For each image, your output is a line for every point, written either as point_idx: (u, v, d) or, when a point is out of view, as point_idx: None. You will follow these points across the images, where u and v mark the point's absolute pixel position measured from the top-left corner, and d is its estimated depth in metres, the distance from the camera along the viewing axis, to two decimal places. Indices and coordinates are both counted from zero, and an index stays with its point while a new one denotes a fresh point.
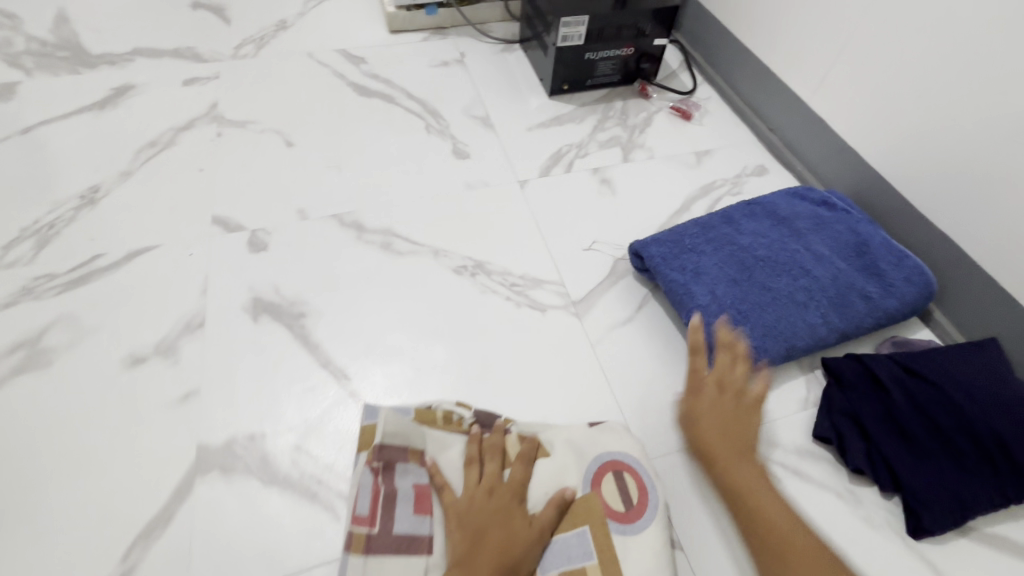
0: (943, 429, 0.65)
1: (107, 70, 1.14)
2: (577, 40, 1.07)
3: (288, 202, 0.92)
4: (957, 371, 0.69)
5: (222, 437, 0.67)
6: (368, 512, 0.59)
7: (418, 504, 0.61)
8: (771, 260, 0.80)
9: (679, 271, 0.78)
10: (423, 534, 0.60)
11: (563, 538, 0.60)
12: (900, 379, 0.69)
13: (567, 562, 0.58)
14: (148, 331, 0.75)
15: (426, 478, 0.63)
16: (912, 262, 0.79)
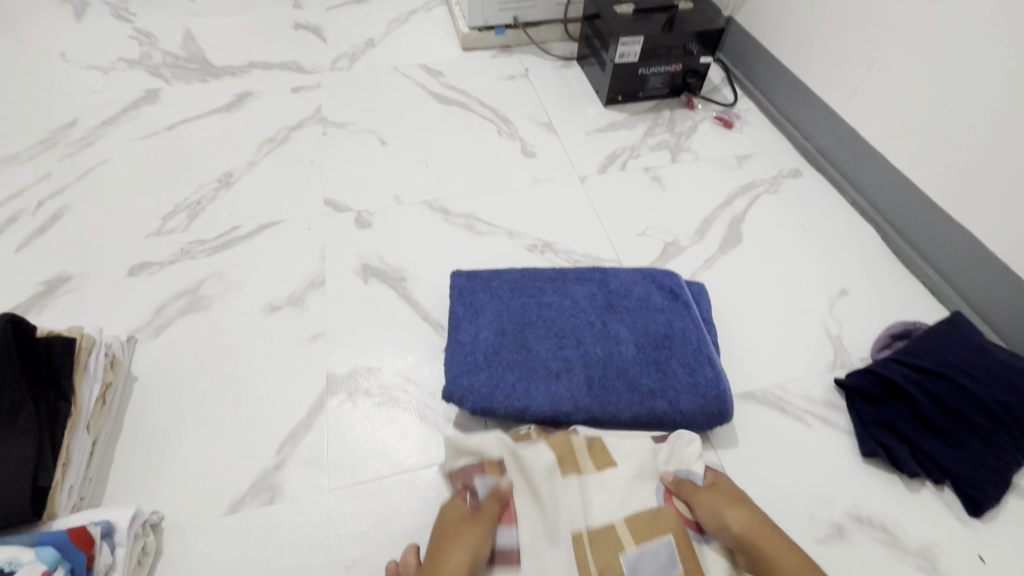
0: (962, 412, 0.72)
1: (229, 80, 1.35)
2: (632, 57, 1.23)
3: (386, 190, 1.10)
4: (954, 359, 0.76)
5: (346, 369, 0.82)
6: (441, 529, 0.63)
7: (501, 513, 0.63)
8: (639, 321, 0.80)
9: (585, 328, 0.79)
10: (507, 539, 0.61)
11: (649, 549, 0.61)
12: (908, 375, 0.76)
13: (657, 572, 0.59)
14: (280, 286, 0.92)
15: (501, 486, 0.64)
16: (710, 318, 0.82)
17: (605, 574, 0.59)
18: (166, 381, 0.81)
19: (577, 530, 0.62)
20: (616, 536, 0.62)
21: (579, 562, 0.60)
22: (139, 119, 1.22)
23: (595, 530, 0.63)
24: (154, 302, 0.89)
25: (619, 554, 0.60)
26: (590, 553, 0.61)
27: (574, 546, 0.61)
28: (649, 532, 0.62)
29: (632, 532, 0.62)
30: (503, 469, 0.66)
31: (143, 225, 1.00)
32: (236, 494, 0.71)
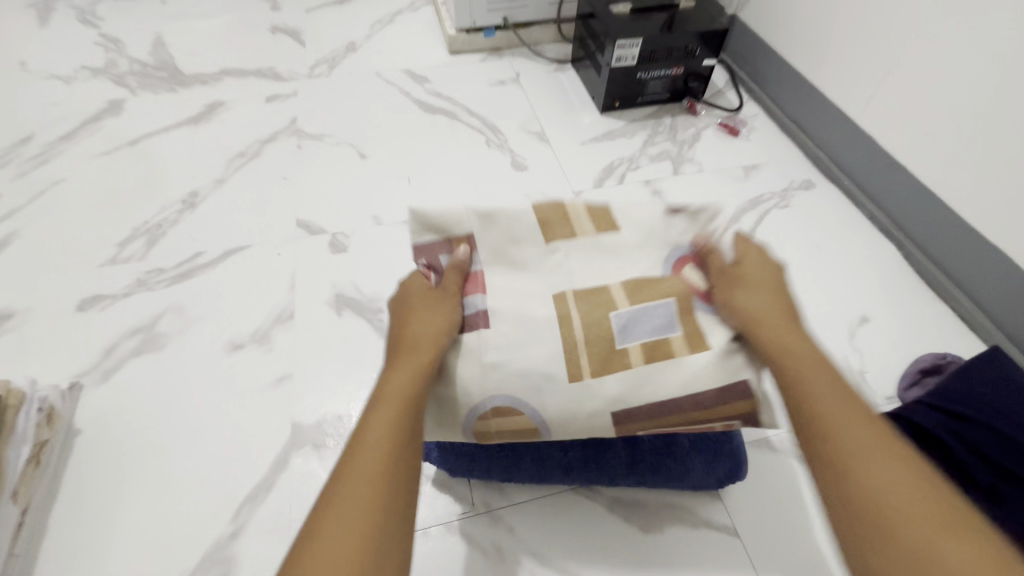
0: (1009, 468, 0.64)
1: (199, 88, 1.26)
2: (629, 61, 1.14)
3: (364, 209, 1.01)
4: (996, 405, 0.68)
5: (313, 417, 0.74)
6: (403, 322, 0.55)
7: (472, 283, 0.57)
8: None
9: None
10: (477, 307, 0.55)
11: (645, 308, 0.54)
12: (946, 423, 0.67)
13: (651, 333, 0.54)
14: (245, 321, 0.84)
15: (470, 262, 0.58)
16: None
17: (593, 334, 0.53)
18: (114, 434, 0.73)
19: (560, 293, 0.56)
20: (609, 296, 0.55)
21: (561, 317, 0.54)
22: (100, 133, 1.14)
23: (583, 299, 0.55)
24: (104, 341, 0.81)
25: (609, 312, 0.54)
26: (585, 363, 0.53)
27: (555, 305, 0.55)
28: (650, 290, 0.55)
29: (629, 288, 0.55)
30: (473, 243, 0.59)
31: (97, 252, 0.92)
32: (186, 570, 0.63)
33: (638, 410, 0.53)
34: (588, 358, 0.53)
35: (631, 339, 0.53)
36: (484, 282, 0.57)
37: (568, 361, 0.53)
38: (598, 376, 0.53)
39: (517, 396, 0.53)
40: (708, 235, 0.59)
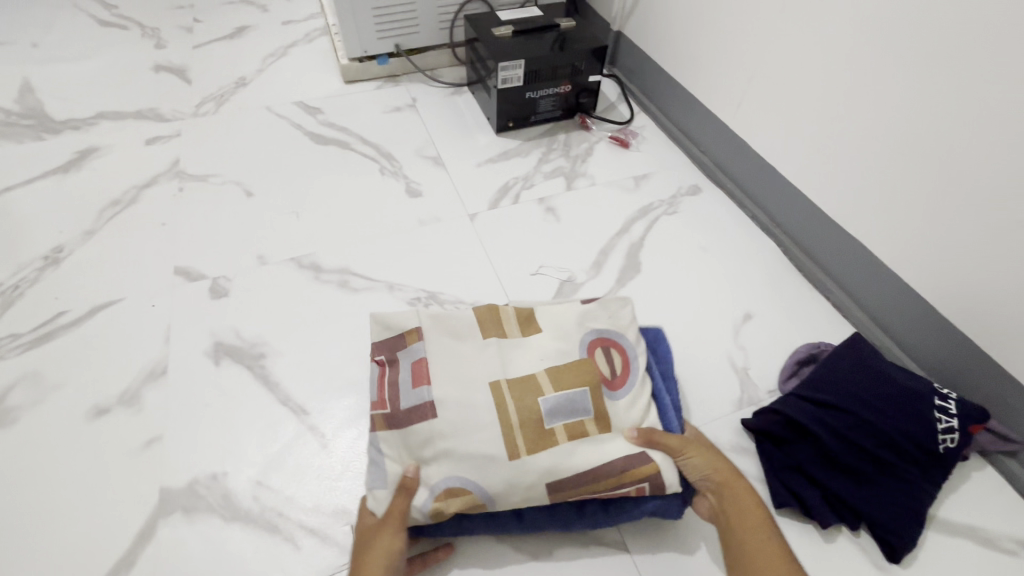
0: (869, 449, 0.67)
1: (71, 135, 1.19)
2: (516, 82, 1.16)
3: (249, 249, 0.97)
4: (856, 389, 0.71)
5: (184, 479, 0.69)
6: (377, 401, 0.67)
7: (417, 379, 0.67)
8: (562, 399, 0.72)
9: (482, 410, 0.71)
10: (425, 400, 0.65)
11: (566, 397, 0.65)
12: (813, 411, 0.70)
13: (571, 417, 0.65)
14: (111, 382, 0.78)
15: (420, 354, 0.69)
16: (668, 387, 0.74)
17: (525, 418, 0.63)
18: None
19: (495, 381, 0.67)
20: (536, 384, 0.67)
21: (497, 402, 0.65)
22: None
23: (515, 391, 0.66)
24: None
25: (539, 398, 0.65)
26: (522, 442, 0.62)
27: (492, 393, 0.65)
28: (566, 381, 0.67)
29: (552, 380, 0.67)
30: (423, 335, 0.71)
31: None
32: None
33: (566, 478, 0.62)
34: (523, 436, 0.63)
35: (556, 422, 0.64)
36: (428, 373, 0.67)
37: (507, 442, 0.62)
38: (532, 452, 0.62)
39: (467, 478, 0.61)
40: (606, 341, 0.72)
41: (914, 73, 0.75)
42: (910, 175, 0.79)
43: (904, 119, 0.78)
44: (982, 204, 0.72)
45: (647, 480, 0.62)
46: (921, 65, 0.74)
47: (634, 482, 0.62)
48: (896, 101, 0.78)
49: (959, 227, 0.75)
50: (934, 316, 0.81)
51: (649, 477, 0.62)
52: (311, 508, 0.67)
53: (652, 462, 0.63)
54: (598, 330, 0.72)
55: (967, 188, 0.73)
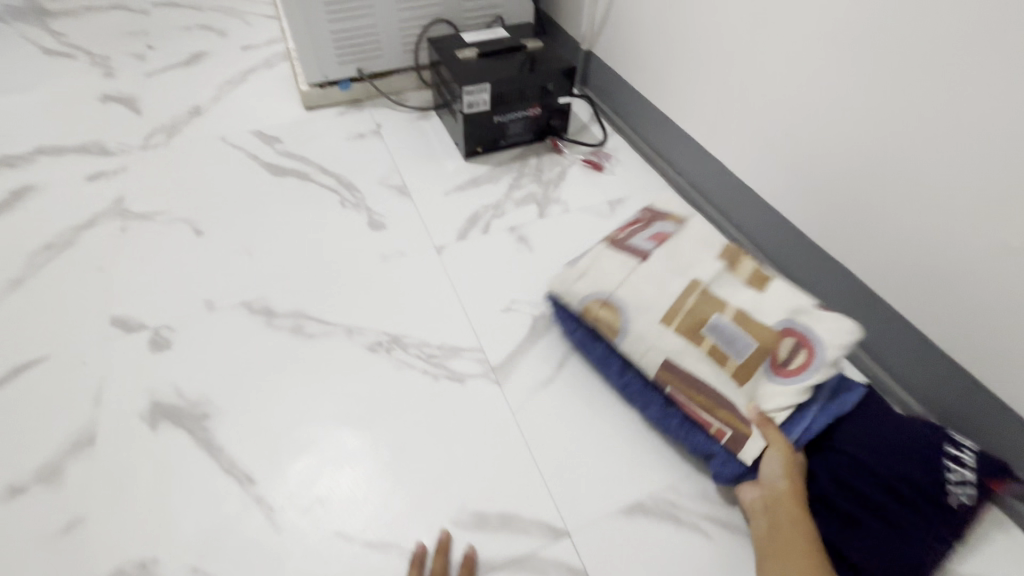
0: (870, 498, 0.62)
1: (5, 173, 1.10)
2: (483, 106, 1.11)
3: (195, 294, 0.89)
4: (856, 429, 0.67)
5: (109, 568, 0.61)
6: (630, 249, 0.81)
7: (657, 238, 0.81)
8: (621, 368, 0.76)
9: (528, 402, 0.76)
10: (642, 253, 0.79)
11: (734, 333, 0.70)
12: (807, 457, 0.67)
13: (723, 342, 0.70)
14: (30, 454, 0.70)
15: (671, 228, 0.82)
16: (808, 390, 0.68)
17: (699, 311, 0.72)
18: None
19: (698, 279, 0.75)
20: (728, 307, 0.72)
21: (689, 288, 0.75)
22: None
23: (711, 301, 0.73)
24: None
25: (718, 311, 0.72)
26: (682, 321, 0.72)
27: (692, 282, 0.75)
28: (749, 325, 0.70)
29: (742, 319, 0.71)
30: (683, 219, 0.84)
31: None
32: None
33: (679, 367, 0.70)
34: (682, 318, 0.72)
35: (710, 334, 0.71)
36: (665, 236, 0.81)
37: (670, 310, 0.73)
38: (676, 332, 0.72)
39: (626, 316, 0.75)
40: (802, 335, 0.68)
41: (893, 93, 0.71)
42: (895, 199, 0.75)
43: (885, 139, 0.74)
44: (972, 232, 0.67)
45: (733, 429, 0.67)
46: (900, 85, 0.70)
47: (724, 422, 0.67)
48: (876, 122, 0.74)
49: (950, 254, 0.70)
50: (927, 344, 0.76)
51: (737, 429, 0.67)
52: None
53: (752, 426, 0.66)
54: (810, 324, 0.69)
55: (955, 215, 0.68)
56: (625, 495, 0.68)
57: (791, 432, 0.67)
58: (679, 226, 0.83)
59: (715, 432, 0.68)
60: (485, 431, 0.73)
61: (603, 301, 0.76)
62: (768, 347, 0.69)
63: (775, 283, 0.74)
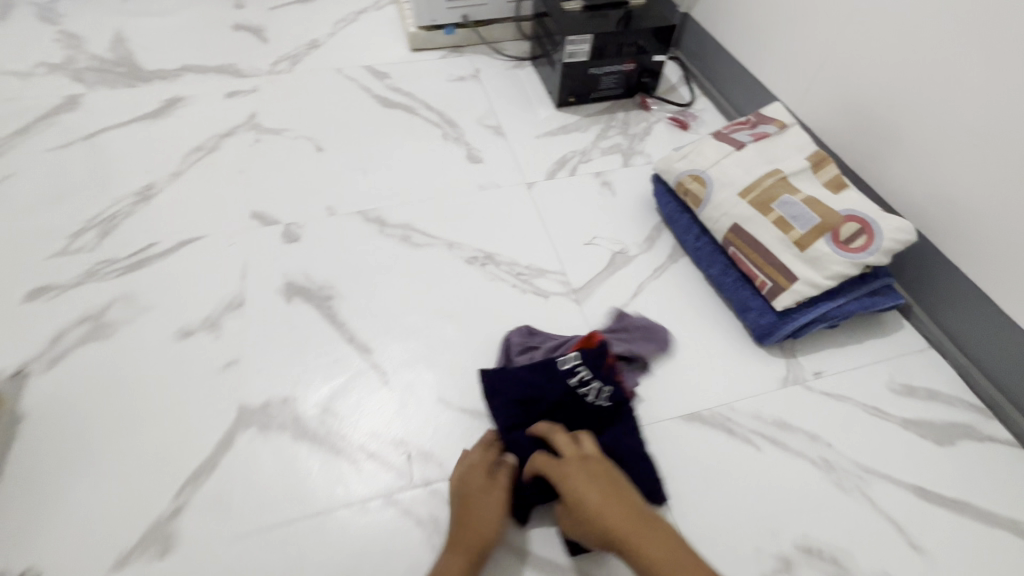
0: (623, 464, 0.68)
1: (159, 84, 1.27)
2: (582, 56, 1.17)
3: (318, 201, 1.03)
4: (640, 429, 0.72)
5: (260, 398, 0.75)
6: (729, 139, 0.93)
7: (756, 137, 0.92)
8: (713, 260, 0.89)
9: (620, 295, 0.90)
10: (739, 144, 0.91)
11: (801, 209, 0.83)
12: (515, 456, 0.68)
13: (789, 214, 0.83)
14: (195, 308, 0.85)
15: (773, 130, 0.92)
16: (849, 297, 0.81)
17: (773, 191, 0.85)
18: (57, 420, 0.73)
19: (781, 169, 0.87)
20: (802, 193, 0.84)
21: (771, 173, 0.87)
22: (56, 128, 1.14)
23: (788, 186, 0.85)
24: (50, 331, 0.81)
25: (791, 191, 0.84)
26: (757, 195, 0.85)
27: (775, 169, 0.87)
28: (816, 206, 0.82)
29: (811, 199, 0.83)
30: (784, 127, 0.92)
31: (48, 243, 0.93)
32: (124, 547, 0.63)
33: (746, 230, 0.84)
34: (756, 194, 0.85)
35: (780, 209, 0.83)
36: (764, 136, 0.91)
37: (750, 185, 0.87)
38: (749, 202, 0.85)
39: (710, 191, 0.89)
40: (863, 225, 0.79)
41: (997, 64, 0.72)
42: (984, 167, 0.76)
43: (983, 108, 0.75)
44: None
45: (772, 282, 0.81)
46: (1005, 58, 0.71)
47: (769, 276, 0.81)
48: (977, 92, 0.75)
49: None
50: (993, 312, 0.78)
51: (776, 283, 0.80)
52: (371, 435, 0.73)
53: (792, 282, 0.79)
54: (875, 217, 0.80)
55: None
56: (685, 404, 0.77)
57: (827, 301, 0.80)
58: (780, 130, 0.92)
59: (758, 284, 0.82)
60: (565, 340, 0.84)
61: (696, 176, 0.91)
62: (832, 225, 0.80)
63: (845, 189, 0.84)
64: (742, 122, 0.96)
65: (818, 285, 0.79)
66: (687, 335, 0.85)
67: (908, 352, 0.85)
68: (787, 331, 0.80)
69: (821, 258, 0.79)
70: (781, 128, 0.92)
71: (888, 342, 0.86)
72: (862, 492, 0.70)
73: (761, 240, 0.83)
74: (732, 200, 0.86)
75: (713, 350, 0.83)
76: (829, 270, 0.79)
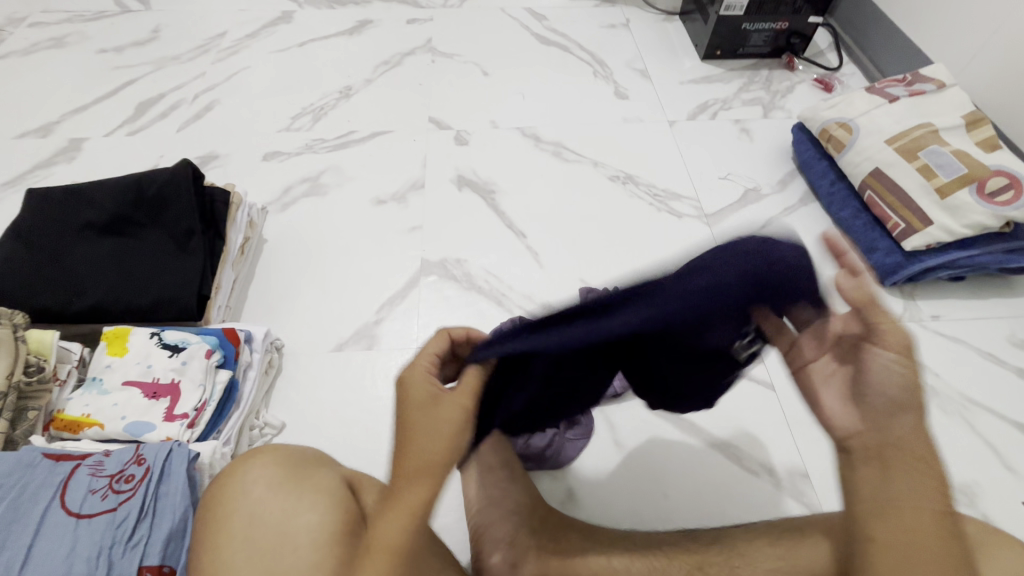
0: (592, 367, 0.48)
1: (353, 8, 1.48)
2: (738, 10, 1.23)
3: (484, 115, 1.19)
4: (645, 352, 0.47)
5: (438, 256, 0.93)
6: (883, 92, 0.97)
7: (911, 92, 0.95)
8: (844, 204, 0.96)
9: (749, 225, 0.98)
10: (890, 98, 0.96)
11: (947, 159, 0.87)
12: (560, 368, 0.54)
13: (933, 164, 0.87)
14: (387, 184, 1.05)
15: (931, 88, 0.95)
16: (978, 249, 0.84)
17: (921, 142, 0.89)
18: (287, 246, 0.94)
19: (933, 122, 0.91)
20: (951, 145, 0.88)
21: (922, 125, 0.91)
22: (276, 35, 1.38)
23: (937, 138, 0.89)
24: (281, 185, 1.04)
25: (939, 143, 0.88)
26: (904, 144, 0.90)
27: (927, 122, 0.91)
28: (964, 159, 0.86)
29: (960, 152, 0.87)
30: (942, 86, 0.95)
31: (276, 122, 1.15)
32: (341, 338, 0.83)
33: (887, 175, 0.90)
34: (903, 143, 0.90)
35: (925, 158, 0.88)
36: (920, 92, 0.95)
37: (897, 134, 0.92)
38: (893, 150, 0.91)
39: (854, 137, 0.95)
40: (1012, 180, 0.83)
41: None
42: None
43: None
44: None
45: (906, 224, 0.86)
46: None
47: (903, 218, 0.87)
48: None
49: None
50: None
51: (910, 225, 0.86)
52: (525, 298, 0.88)
53: (927, 226, 0.84)
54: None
55: None
56: None
57: (959, 250, 0.84)
58: (939, 88, 0.95)
59: (890, 226, 0.88)
60: (695, 253, 0.94)
61: (844, 123, 0.97)
62: (978, 177, 0.84)
63: (999, 150, 0.87)
64: (898, 79, 0.99)
65: (952, 231, 0.83)
66: None
67: None
68: (911, 272, 0.86)
69: (961, 207, 0.83)
70: (939, 86, 0.95)
71: (1016, 302, 0.88)
72: (964, 417, 0.76)
73: (900, 187, 0.88)
74: (878, 147, 0.92)
75: None
76: (966, 219, 0.83)
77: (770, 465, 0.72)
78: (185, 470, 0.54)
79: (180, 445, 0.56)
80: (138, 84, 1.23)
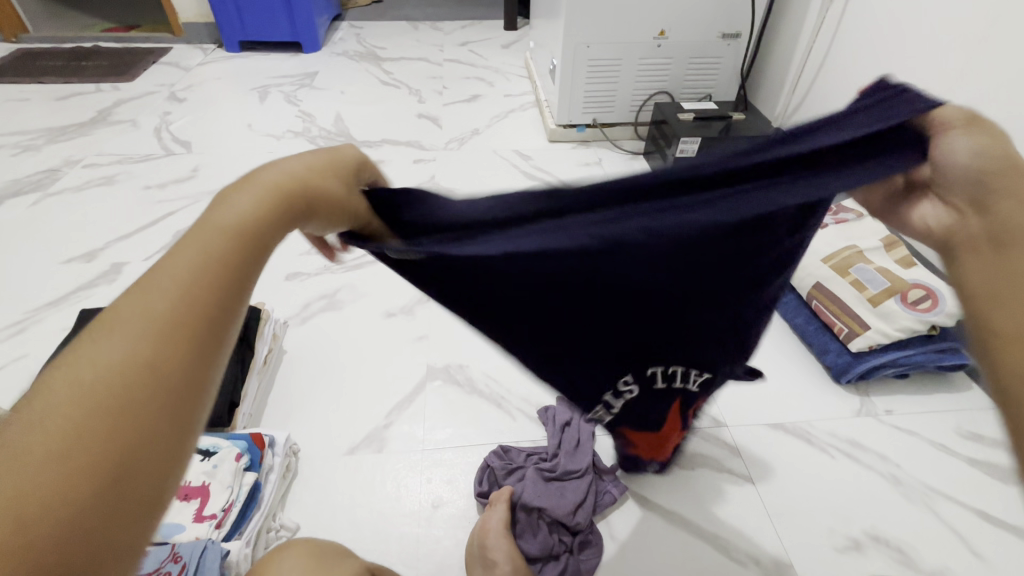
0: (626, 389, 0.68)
1: (367, 150, 1.73)
2: (691, 153, 1.49)
3: None
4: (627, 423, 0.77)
5: (443, 363, 1.03)
6: (815, 219, 1.18)
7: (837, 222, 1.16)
8: (798, 313, 1.10)
9: None
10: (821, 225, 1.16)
11: (873, 275, 1.04)
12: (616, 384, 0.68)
13: (863, 279, 1.04)
14: (397, 298, 1.18)
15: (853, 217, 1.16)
16: (914, 350, 0.97)
17: (850, 260, 1.07)
18: (305, 356, 1.04)
19: (858, 245, 1.10)
20: (875, 263, 1.06)
21: (849, 248, 1.10)
22: None
23: (864, 258, 1.07)
24: (301, 301, 1.16)
25: (864, 261, 1.06)
26: (837, 262, 1.08)
27: (852, 245, 1.10)
28: (887, 274, 1.03)
29: (883, 270, 1.04)
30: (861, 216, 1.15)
31: (298, 246, 1.31)
32: (354, 441, 0.89)
33: (827, 288, 1.06)
34: (836, 262, 1.08)
35: (855, 274, 1.05)
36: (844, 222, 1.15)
37: (831, 254, 1.10)
38: (829, 267, 1.08)
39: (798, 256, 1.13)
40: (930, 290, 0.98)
41: None
42: None
43: None
44: None
45: (848, 328, 1.00)
46: None
47: (845, 324, 1.01)
48: None
49: None
50: None
51: (852, 329, 1.00)
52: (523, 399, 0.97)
53: (866, 330, 0.98)
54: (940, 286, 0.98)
55: None
56: (770, 417, 0.95)
57: (896, 351, 0.97)
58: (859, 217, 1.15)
59: (836, 331, 1.02)
60: None
61: None
62: (901, 289, 1.00)
63: (915, 266, 1.04)
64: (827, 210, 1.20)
65: (888, 334, 0.97)
66: (774, 366, 1.04)
67: (977, 406, 0.98)
68: (861, 369, 0.97)
69: (891, 313, 0.98)
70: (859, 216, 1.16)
71: (957, 396, 0.99)
72: (928, 505, 0.83)
73: (839, 299, 1.04)
74: (816, 264, 1.09)
75: (797, 381, 1.02)
76: (898, 324, 0.97)
77: (756, 555, 0.77)
78: (217, 565, 0.60)
79: (212, 543, 0.63)
80: (177, 215, 1.40)
